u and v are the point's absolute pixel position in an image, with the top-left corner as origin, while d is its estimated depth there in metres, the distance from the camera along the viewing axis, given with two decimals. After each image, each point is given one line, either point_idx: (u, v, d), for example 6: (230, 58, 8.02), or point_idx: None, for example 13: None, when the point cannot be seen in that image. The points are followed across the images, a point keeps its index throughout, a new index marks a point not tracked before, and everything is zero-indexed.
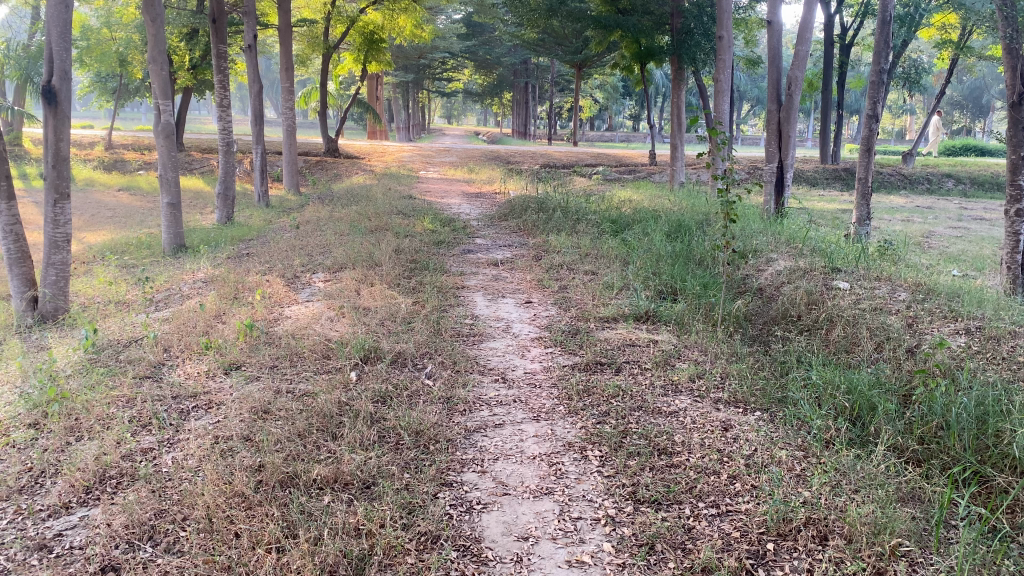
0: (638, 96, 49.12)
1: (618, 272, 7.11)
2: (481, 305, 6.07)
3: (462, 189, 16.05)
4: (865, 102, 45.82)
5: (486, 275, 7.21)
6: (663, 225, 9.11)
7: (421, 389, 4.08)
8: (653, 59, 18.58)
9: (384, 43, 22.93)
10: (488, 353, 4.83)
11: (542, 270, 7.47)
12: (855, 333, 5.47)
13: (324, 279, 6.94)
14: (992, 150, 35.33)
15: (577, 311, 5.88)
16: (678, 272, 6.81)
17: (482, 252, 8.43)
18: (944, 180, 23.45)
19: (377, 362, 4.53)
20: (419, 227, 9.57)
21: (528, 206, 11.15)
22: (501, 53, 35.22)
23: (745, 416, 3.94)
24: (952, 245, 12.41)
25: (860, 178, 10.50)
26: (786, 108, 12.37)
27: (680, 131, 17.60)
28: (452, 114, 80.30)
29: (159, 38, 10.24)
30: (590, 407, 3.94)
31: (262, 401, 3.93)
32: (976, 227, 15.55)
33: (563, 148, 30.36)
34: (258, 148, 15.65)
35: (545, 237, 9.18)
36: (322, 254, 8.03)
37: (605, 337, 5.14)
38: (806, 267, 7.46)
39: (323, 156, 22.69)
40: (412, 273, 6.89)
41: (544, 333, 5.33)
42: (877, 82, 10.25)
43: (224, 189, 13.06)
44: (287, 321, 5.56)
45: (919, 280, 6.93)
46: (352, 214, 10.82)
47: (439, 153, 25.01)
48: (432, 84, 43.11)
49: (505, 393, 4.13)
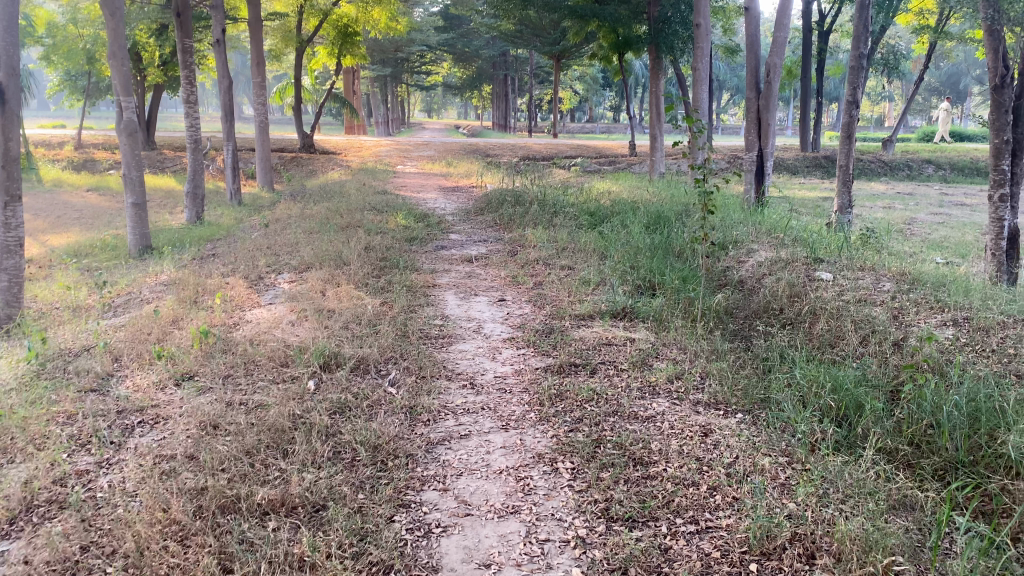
0: (617, 87, 48.92)
1: (594, 267, 6.88)
2: (452, 304, 5.81)
3: (439, 183, 15.77)
4: (845, 89, 45.85)
5: (459, 271, 6.96)
6: (642, 218, 8.90)
7: (382, 399, 3.84)
8: (631, 49, 18.37)
9: (359, 36, 22.58)
10: (456, 355, 4.59)
11: (518, 266, 7.23)
12: (839, 327, 5.29)
13: (290, 280, 6.65)
14: (970, 136, 35.48)
15: (551, 308, 5.64)
16: (657, 266, 6.60)
17: (456, 248, 8.18)
18: (924, 166, 23.42)
19: (337, 369, 4.28)
20: (392, 223, 9.31)
21: (504, 200, 10.90)
22: (480, 46, 34.89)
23: (725, 419, 3.72)
24: (934, 232, 12.30)
25: (840, 165, 10.33)
26: (764, 96, 12.18)
27: (659, 121, 17.39)
28: (432, 108, 79.79)
29: (119, 33, 9.87)
30: (562, 413, 3.70)
31: (211, 415, 3.68)
32: (958, 213, 15.48)
33: (543, 140, 30.10)
34: (230, 145, 15.29)
35: (522, 231, 8.94)
36: (289, 253, 7.74)
37: (580, 336, 4.91)
38: (788, 257, 7.26)
39: (299, 152, 22.31)
40: (381, 272, 6.62)
41: (517, 333, 5.08)
42: (857, 68, 10.08)
43: (193, 187, 12.72)
44: (247, 327, 5.28)
45: (903, 270, 6.75)
46: (324, 211, 10.52)
47: (417, 147, 24.68)
48: (410, 77, 42.67)
49: (472, 400, 3.89)
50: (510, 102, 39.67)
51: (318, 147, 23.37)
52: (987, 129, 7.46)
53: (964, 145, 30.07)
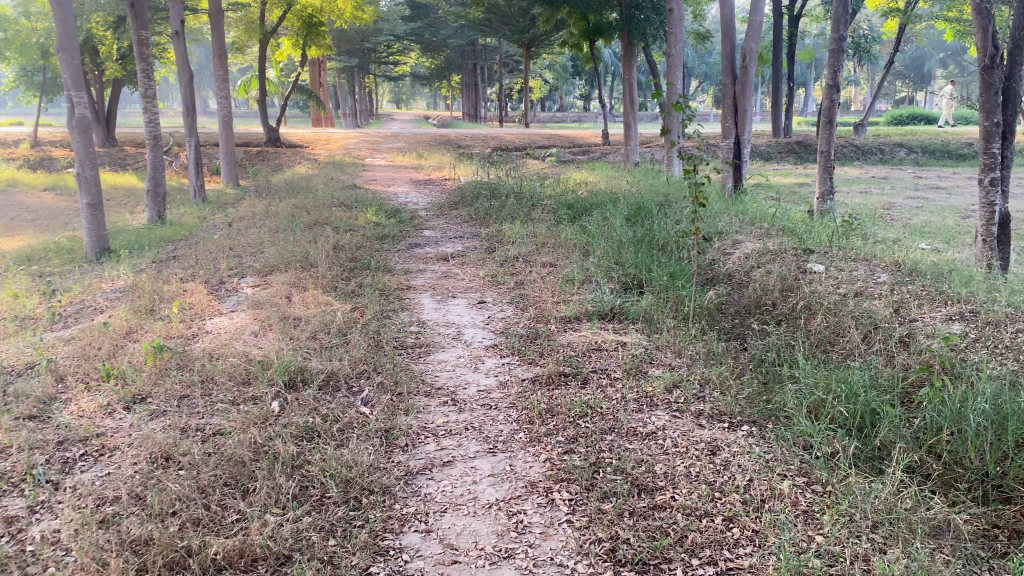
0: (586, 76, 48.60)
1: (577, 264, 6.54)
2: (428, 308, 5.43)
3: (410, 177, 15.32)
4: (813, 74, 45.97)
5: (434, 271, 6.58)
6: (622, 210, 8.58)
7: (354, 422, 3.47)
8: (602, 36, 18.04)
9: (324, 26, 22.01)
10: (435, 366, 4.22)
11: (496, 263, 6.87)
12: (839, 323, 5.01)
13: (254, 285, 6.24)
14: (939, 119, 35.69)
15: (534, 310, 5.30)
16: (643, 261, 6.27)
17: (430, 246, 7.80)
18: (897, 149, 23.39)
19: (303, 388, 3.91)
20: (363, 220, 8.90)
21: (479, 193, 10.52)
22: (448, 35, 34.34)
23: (733, 433, 3.40)
24: (914, 217, 12.12)
25: (822, 151, 10.07)
26: (741, 81, 11.85)
27: (633, 109, 17.09)
28: (401, 100, 78.96)
29: (67, 24, 9.31)
30: (555, 432, 3.36)
31: (163, 445, 3.29)
32: (935, 196, 15.38)
33: (515, 130, 29.68)
34: (192, 140, 14.74)
35: (499, 225, 8.58)
36: (254, 255, 7.32)
37: (567, 341, 4.56)
38: (777, 248, 6.98)
39: (265, 146, 21.73)
40: (351, 275, 6.23)
41: (500, 339, 4.73)
42: (837, 50, 9.81)
43: (153, 185, 12.20)
44: (207, 339, 4.88)
45: (897, 259, 6.48)
46: (289, 208, 10.08)
47: (386, 139, 24.16)
48: (377, 68, 42.03)
49: (454, 419, 3.53)
50: (480, 92, 39.22)
51: (284, 141, 22.77)
52: (976, 112, 7.19)
53: (934, 129, 30.14)
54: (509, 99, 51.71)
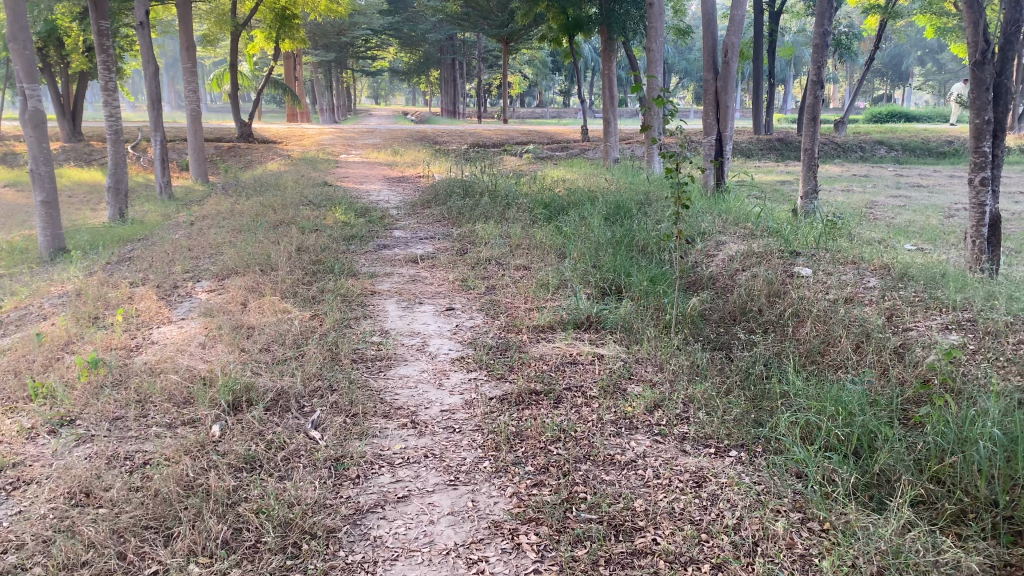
0: (566, 71, 48.27)
1: (553, 267, 6.21)
2: (393, 315, 5.08)
3: (385, 173, 14.92)
4: (792, 71, 45.99)
5: (402, 275, 6.23)
6: (600, 209, 8.27)
7: (302, 450, 3.14)
8: (582, 30, 17.72)
9: (297, 19, 21.52)
10: (395, 383, 3.87)
11: (468, 266, 6.52)
12: (829, 332, 4.72)
13: (209, 290, 5.85)
14: (916, 117, 35.79)
15: (506, 319, 4.96)
16: (623, 264, 5.96)
17: (399, 247, 7.44)
18: (876, 147, 23.29)
19: (249, 409, 3.55)
20: (331, 220, 8.52)
21: (453, 191, 10.16)
22: (426, 30, 33.83)
23: (719, 461, 3.09)
24: (897, 217, 11.92)
25: (805, 149, 9.82)
26: (722, 78, 11.58)
27: (612, 104, 16.79)
28: (379, 95, 78.27)
29: (19, 12, 8.80)
30: (524, 461, 3.03)
31: (84, 477, 2.92)
32: (916, 194, 15.23)
33: (493, 126, 29.35)
34: (158, 136, 14.26)
35: (472, 225, 8.24)
36: (212, 257, 6.93)
37: (540, 354, 4.24)
38: (762, 250, 6.69)
39: (237, 141, 21.23)
40: (312, 279, 5.86)
41: (468, 351, 4.38)
42: (821, 46, 9.57)
43: (115, 182, 11.73)
44: (151, 352, 4.50)
45: (887, 262, 6.21)
46: (255, 206, 9.68)
47: (361, 135, 23.71)
48: (354, 63, 41.46)
49: (413, 445, 3.20)
50: (458, 87, 38.80)
51: (257, 136, 22.27)
52: (966, 108, 6.93)
53: (913, 126, 30.10)
54: (488, 95, 51.30)
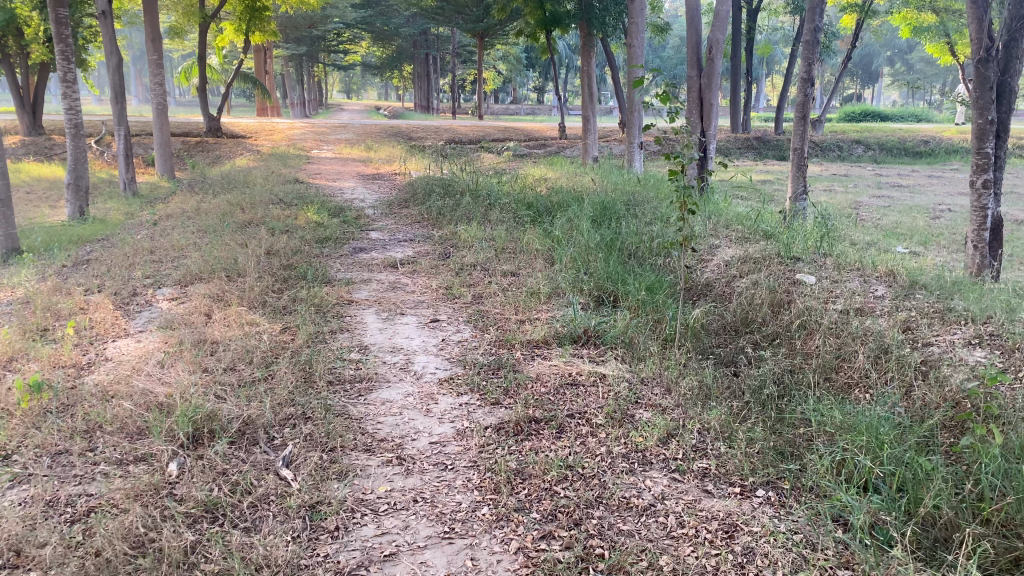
0: (540, 69, 47.89)
1: (542, 274, 5.84)
2: (372, 328, 4.67)
3: (358, 170, 14.45)
4: (766, 70, 46.00)
5: (381, 281, 5.81)
6: (587, 212, 7.89)
7: (272, 496, 2.73)
8: (560, 26, 17.33)
9: (267, 11, 20.90)
10: (377, 409, 3.46)
11: (451, 272, 6.13)
12: (845, 347, 4.39)
13: (171, 299, 5.40)
14: (890, 117, 35.90)
15: (496, 332, 4.57)
16: (617, 271, 5.61)
17: (376, 250, 7.02)
18: (854, 146, 23.17)
19: (211, 443, 3.13)
20: (303, 220, 8.07)
21: (432, 190, 9.73)
22: (400, 24, 33.27)
23: (747, 505, 2.74)
24: (884, 218, 11.70)
25: (794, 148, 9.53)
26: (706, 76, 11.24)
27: (591, 101, 16.42)
28: (351, 90, 77.43)
29: None
30: (529, 507, 2.66)
31: (14, 530, 2.49)
32: (899, 195, 15.05)
33: (468, 122, 28.90)
34: (122, 130, 13.67)
35: (453, 227, 7.84)
36: (174, 261, 6.46)
37: (536, 374, 3.85)
38: (761, 256, 6.35)
39: (205, 136, 20.60)
40: (284, 287, 5.43)
41: (457, 370, 3.98)
42: (812, 42, 9.27)
43: (74, 179, 11.16)
44: (103, 371, 4.06)
45: (893, 269, 5.90)
46: (222, 206, 9.19)
47: (334, 130, 23.12)
48: (325, 57, 40.75)
49: (401, 487, 2.81)
50: (432, 83, 38.26)
51: (226, 132, 21.63)
52: (968, 107, 6.60)
53: (887, 126, 30.18)
54: (461, 91, 50.70)
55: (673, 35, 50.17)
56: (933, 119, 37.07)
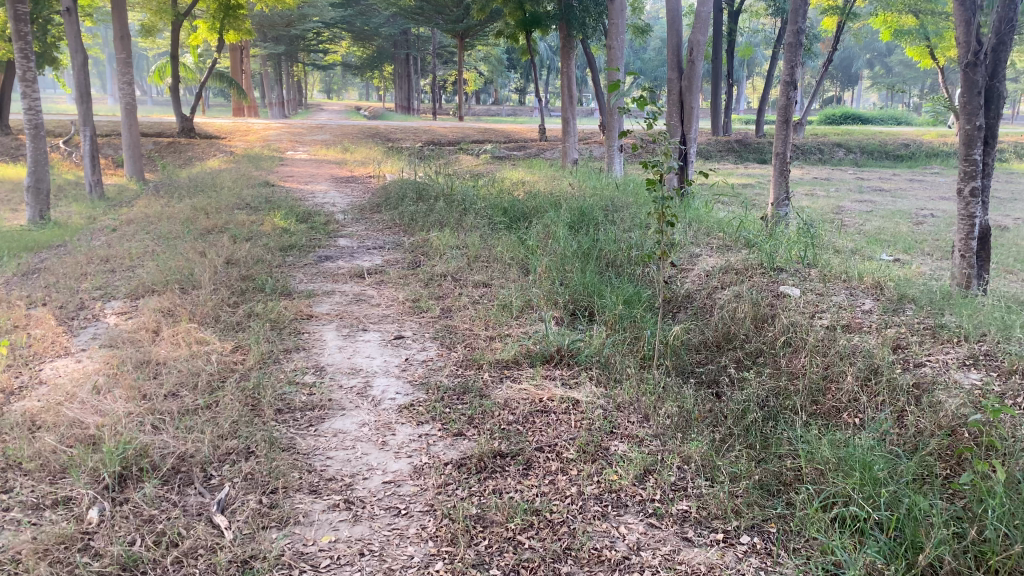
0: (521, 70, 47.66)
1: (515, 285, 5.57)
2: (330, 346, 4.36)
3: (332, 172, 14.11)
4: (747, 72, 46.04)
5: (344, 293, 5.51)
6: (564, 218, 7.64)
7: (200, 549, 2.42)
8: (539, 27, 17.07)
9: (242, 10, 20.48)
10: (328, 443, 3.17)
11: (419, 283, 5.84)
12: (831, 368, 4.16)
13: (119, 313, 5.05)
14: (869, 120, 35.99)
15: (464, 351, 4.29)
16: (593, 282, 5.35)
17: (343, 258, 6.73)
18: (835, 150, 23.09)
19: (138, 484, 2.82)
20: (269, 226, 7.76)
21: (405, 194, 9.44)
22: (379, 24, 32.91)
23: (731, 557, 2.47)
24: (866, 223, 11.56)
25: (776, 153, 9.32)
26: (686, 78, 11.00)
27: (571, 103, 16.18)
28: (331, 90, 76.90)
29: None
30: (490, 562, 2.38)
31: None
32: (880, 199, 14.94)
33: (448, 123, 28.56)
34: (87, 131, 13.25)
35: (425, 234, 7.55)
36: (127, 271, 6.11)
37: (503, 399, 3.58)
38: (742, 266, 6.12)
39: (177, 137, 20.17)
40: (239, 301, 5.11)
41: (420, 396, 3.68)
42: (795, 44, 9.05)
43: (34, 181, 10.74)
44: (33, 396, 3.72)
45: (879, 280, 5.68)
46: (186, 210, 8.85)
47: (310, 131, 22.75)
48: (303, 56, 40.26)
49: (347, 537, 2.52)
50: (412, 83, 37.92)
51: (200, 132, 21.20)
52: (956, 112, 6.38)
53: (867, 128, 30.25)
54: (442, 91, 50.38)
55: (654, 36, 50.10)
56: (912, 122, 37.25)
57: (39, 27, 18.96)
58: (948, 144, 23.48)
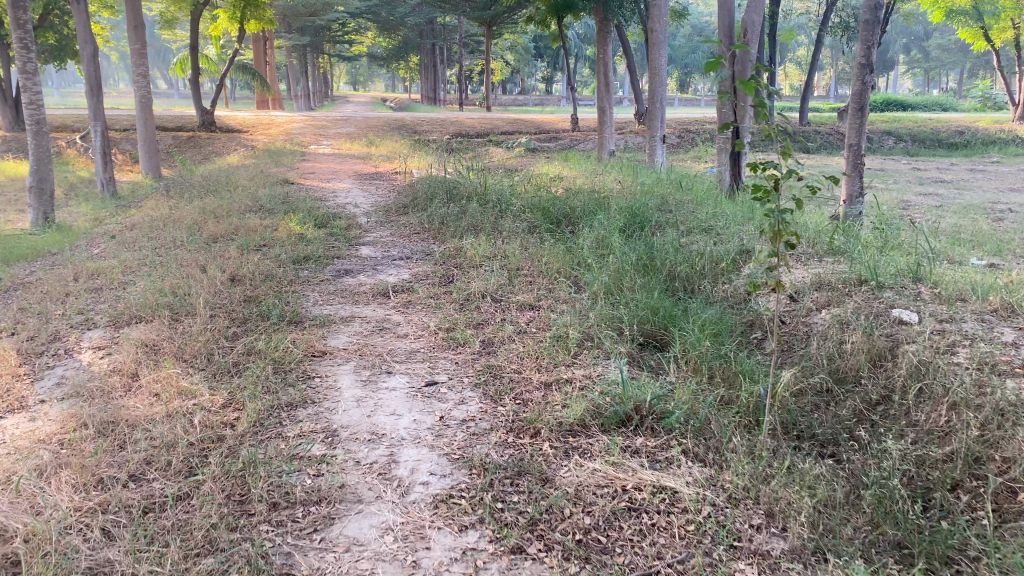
0: (549, 57, 46.57)
1: (571, 311, 4.63)
2: (346, 398, 3.47)
3: (355, 168, 13.27)
4: (783, 58, 44.65)
5: (365, 320, 4.62)
6: (615, 221, 6.67)
7: None
8: (573, 11, 16.04)
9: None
10: (338, 566, 2.28)
11: (454, 305, 4.93)
12: (994, 429, 3.16)
13: (96, 348, 4.20)
14: (913, 105, 34.54)
15: (515, 406, 3.37)
16: (667, 309, 4.38)
17: (364, 273, 5.84)
18: (885, 138, 21.87)
19: None
20: (283, 232, 6.92)
21: (434, 194, 8.52)
22: (404, 13, 31.92)
23: None
24: (939, 219, 10.48)
25: (849, 145, 8.20)
26: (738, 61, 9.95)
27: (608, 90, 15.11)
28: (358, 81, 76.34)
29: None
30: None
31: None
32: (945, 191, 13.83)
33: (477, 114, 27.57)
34: (99, 126, 12.48)
35: (457, 241, 6.64)
36: (115, 290, 5.27)
37: (572, 488, 2.66)
38: (838, 282, 5.12)
39: (198, 131, 19.47)
40: (239, 333, 4.24)
41: (462, 478, 2.77)
42: (873, 21, 7.93)
43: (36, 181, 9.95)
44: None
45: (1013, 300, 4.64)
46: (195, 213, 8.03)
47: (334, 124, 21.90)
48: (327, 47, 39.47)
49: None
50: (438, 73, 36.96)
51: (221, 125, 20.49)
52: None
53: (914, 116, 28.76)
54: (468, 81, 49.54)
55: (687, 23, 48.82)
56: (957, 109, 35.60)
57: (56, 18, 18.39)
58: (1006, 131, 22.02)
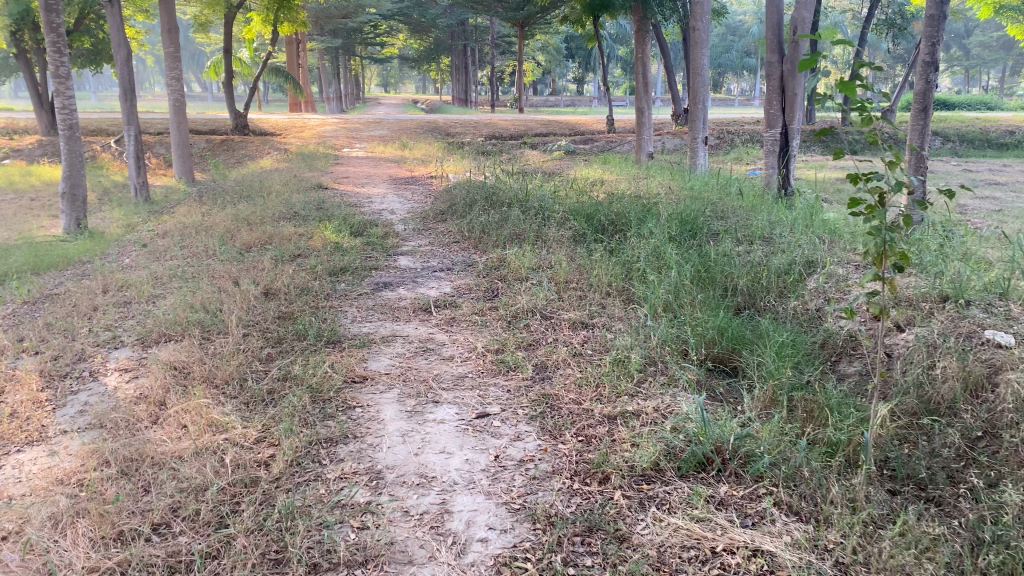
0: (581, 57, 46.12)
1: (628, 331, 4.26)
2: (392, 432, 3.16)
3: (389, 172, 13.02)
4: None
5: (407, 339, 4.31)
6: (665, 229, 6.28)
7: None
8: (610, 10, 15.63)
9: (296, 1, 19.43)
10: None
11: (501, 322, 4.61)
12: None
13: (123, 371, 3.93)
14: (956, 104, 33.59)
15: (578, 445, 3.02)
16: (736, 331, 3.99)
17: (403, 285, 5.52)
18: (931, 138, 21.17)
19: None
20: (318, 241, 6.64)
21: (473, 199, 8.21)
22: (436, 14, 31.68)
23: None
24: (1001, 224, 9.95)
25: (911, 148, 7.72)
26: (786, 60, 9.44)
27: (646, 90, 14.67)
28: (390, 83, 76.48)
29: None
30: None
31: None
32: (1002, 194, 13.23)
33: (509, 115, 27.23)
34: (132, 130, 12.33)
35: (499, 251, 6.31)
36: (146, 305, 5.02)
37: (652, 552, 2.31)
38: (917, 299, 4.70)
39: (231, 134, 19.39)
40: (274, 355, 3.95)
41: (524, 535, 2.44)
42: (938, 17, 7.46)
43: (69, 187, 9.79)
44: None
45: None
46: (227, 221, 7.79)
47: (366, 125, 21.70)
48: (360, 49, 39.40)
49: None
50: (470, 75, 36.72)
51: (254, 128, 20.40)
52: None
53: (960, 115, 27.89)
54: (500, 82, 49.25)
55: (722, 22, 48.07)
56: (1003, 108, 34.58)
57: (92, 22, 18.34)
58: None
